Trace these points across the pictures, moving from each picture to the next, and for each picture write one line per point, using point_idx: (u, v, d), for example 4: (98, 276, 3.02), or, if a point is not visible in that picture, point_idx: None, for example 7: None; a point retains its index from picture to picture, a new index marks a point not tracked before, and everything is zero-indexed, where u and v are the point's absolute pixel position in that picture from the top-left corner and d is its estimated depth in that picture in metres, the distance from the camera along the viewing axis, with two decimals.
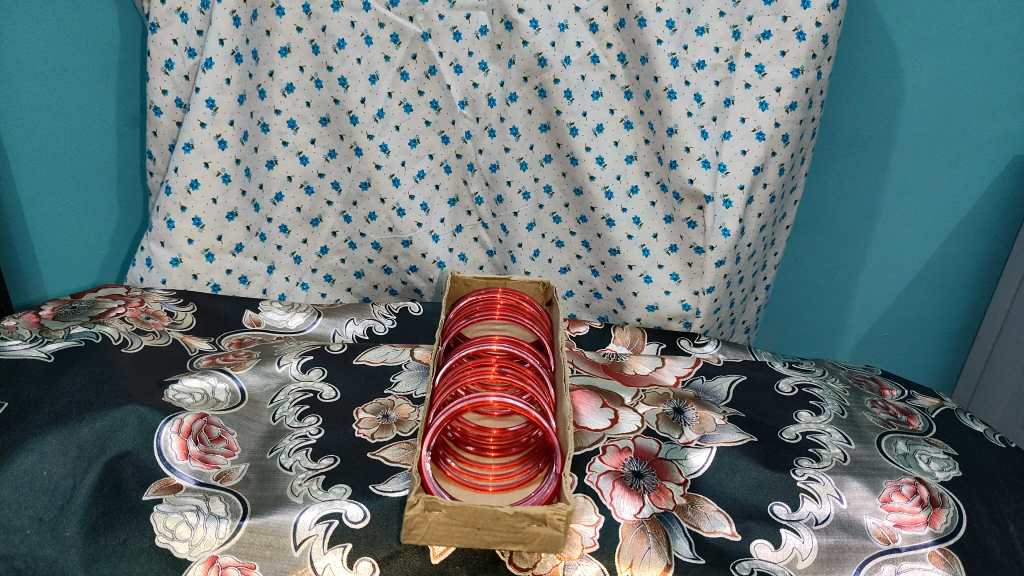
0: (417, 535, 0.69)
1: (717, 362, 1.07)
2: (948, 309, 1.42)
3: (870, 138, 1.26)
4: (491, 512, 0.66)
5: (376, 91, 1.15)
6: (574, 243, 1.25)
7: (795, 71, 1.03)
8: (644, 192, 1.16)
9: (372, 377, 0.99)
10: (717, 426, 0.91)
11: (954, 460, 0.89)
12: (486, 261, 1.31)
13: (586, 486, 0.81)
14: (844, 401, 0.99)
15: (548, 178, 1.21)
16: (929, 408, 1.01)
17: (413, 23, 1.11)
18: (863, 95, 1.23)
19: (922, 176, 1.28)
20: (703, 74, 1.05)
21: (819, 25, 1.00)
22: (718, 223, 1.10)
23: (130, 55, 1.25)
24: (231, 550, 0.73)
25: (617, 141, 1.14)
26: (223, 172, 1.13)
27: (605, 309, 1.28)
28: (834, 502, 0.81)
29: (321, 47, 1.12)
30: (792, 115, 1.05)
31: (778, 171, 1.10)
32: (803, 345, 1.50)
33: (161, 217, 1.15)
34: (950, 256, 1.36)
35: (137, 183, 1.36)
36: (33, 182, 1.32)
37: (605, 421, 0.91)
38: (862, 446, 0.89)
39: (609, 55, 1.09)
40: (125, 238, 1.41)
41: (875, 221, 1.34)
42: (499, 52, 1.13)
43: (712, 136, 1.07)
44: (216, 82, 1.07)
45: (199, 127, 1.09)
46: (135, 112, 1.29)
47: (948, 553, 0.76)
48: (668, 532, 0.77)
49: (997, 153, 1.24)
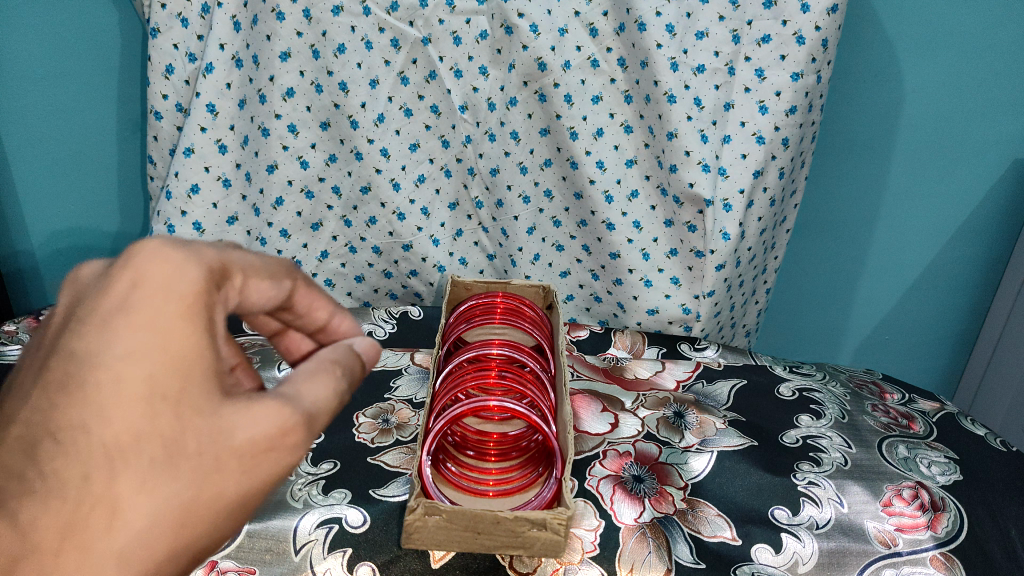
0: (417, 539, 0.69)
1: (717, 366, 1.07)
2: (948, 313, 1.42)
3: (870, 141, 1.26)
4: (491, 516, 0.66)
5: (376, 95, 1.15)
6: (574, 247, 1.26)
7: (795, 75, 1.02)
8: (644, 195, 1.17)
9: (372, 382, 0.99)
10: (717, 430, 0.91)
11: (955, 464, 0.89)
12: (486, 265, 1.32)
13: (586, 491, 0.81)
14: (844, 405, 0.99)
15: (548, 181, 1.22)
16: (930, 412, 1.01)
17: (413, 27, 1.10)
18: (864, 98, 1.23)
19: (923, 179, 1.28)
20: (703, 78, 1.05)
21: (819, 28, 0.99)
22: (719, 226, 1.10)
23: (131, 61, 1.24)
24: (231, 555, 0.72)
25: (617, 145, 1.15)
26: (223, 176, 1.13)
27: (606, 313, 1.28)
28: (835, 506, 0.80)
29: (322, 51, 1.12)
30: (791, 119, 1.05)
31: (778, 175, 1.10)
32: (804, 348, 1.51)
33: (161, 222, 1.14)
34: (951, 259, 1.36)
35: (138, 188, 1.36)
36: (34, 187, 1.32)
37: (606, 426, 0.92)
38: (862, 450, 0.89)
39: (609, 60, 1.09)
40: (126, 242, 1.41)
41: (875, 225, 1.34)
42: (499, 57, 1.13)
43: (712, 140, 1.07)
44: (217, 87, 1.06)
45: (199, 131, 1.08)
46: (136, 116, 1.29)
47: (950, 558, 0.76)
48: (669, 537, 0.76)
49: (997, 157, 1.24)
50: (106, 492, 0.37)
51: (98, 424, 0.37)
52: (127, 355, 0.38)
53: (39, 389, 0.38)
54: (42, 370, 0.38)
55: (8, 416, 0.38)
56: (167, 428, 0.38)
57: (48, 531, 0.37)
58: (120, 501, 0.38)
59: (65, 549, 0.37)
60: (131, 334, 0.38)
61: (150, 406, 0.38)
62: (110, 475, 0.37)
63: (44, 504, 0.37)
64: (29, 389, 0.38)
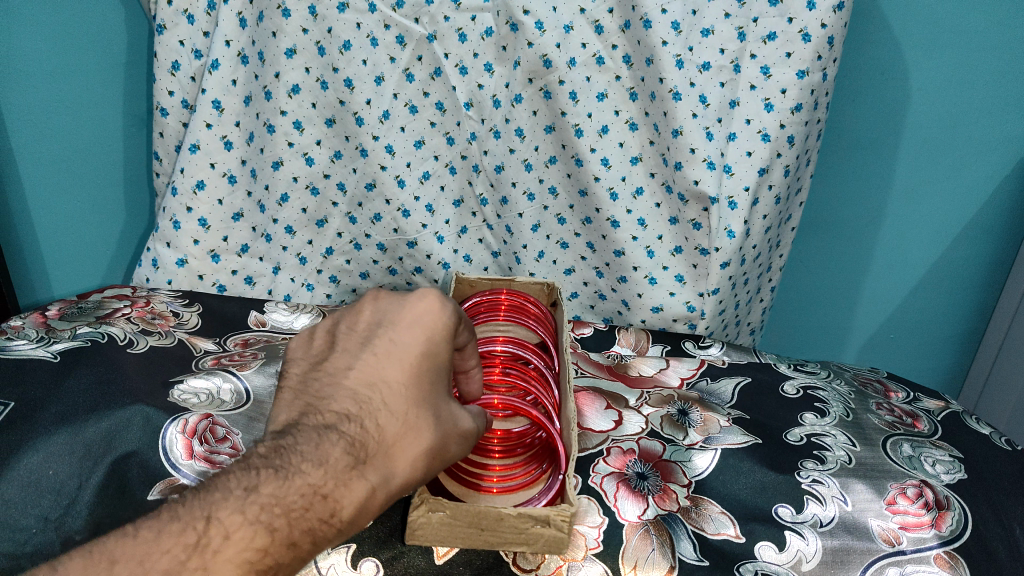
0: (421, 535, 0.69)
1: (722, 363, 1.07)
2: (954, 311, 1.41)
3: (876, 138, 1.26)
4: (495, 512, 0.67)
5: (381, 92, 1.15)
6: (579, 244, 1.26)
7: (801, 72, 1.02)
8: (649, 193, 1.17)
9: None
10: (722, 428, 0.91)
11: (960, 463, 0.89)
12: (491, 262, 1.32)
13: (590, 487, 0.81)
14: (849, 403, 0.99)
15: (553, 179, 1.22)
16: (935, 411, 1.01)
17: (419, 24, 1.11)
18: (869, 95, 1.22)
19: (929, 177, 1.28)
20: (709, 75, 1.05)
21: (825, 26, 0.99)
22: (724, 224, 1.10)
23: (137, 57, 1.26)
24: None
25: (622, 142, 1.14)
26: (229, 172, 1.13)
27: (610, 310, 1.28)
28: (839, 504, 0.80)
29: (327, 48, 1.12)
30: (797, 116, 1.05)
31: (783, 173, 1.10)
32: (809, 347, 1.51)
33: (167, 218, 1.15)
34: (957, 257, 1.35)
35: (144, 184, 1.37)
36: (40, 184, 1.32)
37: (610, 423, 0.92)
38: (867, 449, 0.89)
39: (614, 57, 1.09)
40: (131, 238, 1.42)
41: (881, 223, 1.34)
42: (505, 54, 1.12)
43: (717, 138, 1.07)
44: (222, 84, 1.07)
45: (205, 128, 1.09)
46: (142, 112, 1.30)
47: (954, 556, 0.75)
48: (673, 534, 0.76)
49: (1003, 156, 1.24)
50: (413, 425, 0.55)
51: (411, 382, 0.57)
52: (425, 346, 0.58)
53: (370, 353, 0.58)
54: (368, 343, 0.58)
55: (344, 366, 0.57)
56: (437, 401, 0.58)
57: (386, 432, 0.54)
58: (416, 430, 0.55)
59: (391, 450, 0.54)
60: (432, 335, 0.58)
61: (434, 382, 0.58)
62: (418, 413, 0.56)
63: (382, 415, 0.55)
64: (359, 352, 0.58)
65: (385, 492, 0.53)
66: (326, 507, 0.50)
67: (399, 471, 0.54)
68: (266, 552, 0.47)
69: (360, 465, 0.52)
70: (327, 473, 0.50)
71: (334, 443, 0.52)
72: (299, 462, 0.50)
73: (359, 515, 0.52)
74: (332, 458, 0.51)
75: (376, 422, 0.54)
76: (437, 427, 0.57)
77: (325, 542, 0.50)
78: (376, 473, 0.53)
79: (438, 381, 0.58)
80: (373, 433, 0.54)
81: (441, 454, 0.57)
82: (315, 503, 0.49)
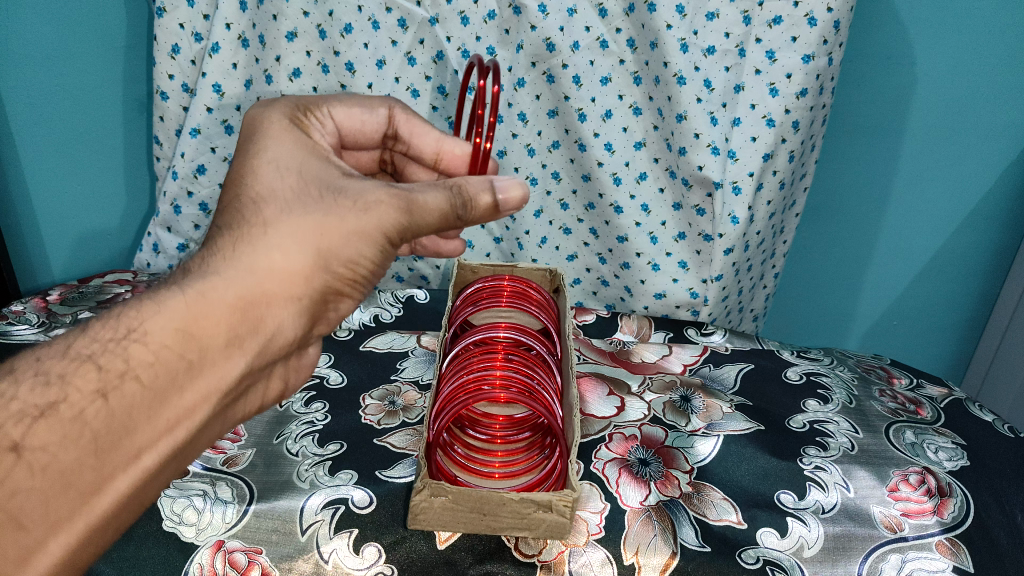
0: (421, 520, 0.70)
1: (724, 350, 1.07)
2: (957, 298, 1.41)
3: (881, 124, 1.25)
4: (497, 498, 0.66)
5: (383, 76, 1.15)
6: (582, 230, 1.27)
7: (806, 57, 1.00)
8: (652, 178, 1.17)
9: (379, 364, 1.00)
10: (724, 414, 0.91)
11: (962, 450, 0.88)
12: (493, 249, 1.31)
13: (592, 473, 0.81)
14: (852, 390, 0.99)
15: (556, 164, 1.22)
16: (938, 398, 1.00)
17: (421, 7, 1.08)
18: (876, 80, 1.21)
19: (933, 163, 1.27)
20: (713, 59, 1.04)
21: (830, 10, 0.97)
22: (728, 210, 1.10)
23: (136, 39, 1.24)
24: (237, 535, 0.72)
25: (626, 128, 1.14)
26: (229, 157, 1.15)
27: (613, 296, 1.30)
28: (841, 491, 0.80)
29: (328, 32, 1.10)
30: (803, 101, 1.03)
31: (787, 159, 1.08)
32: (813, 333, 1.51)
33: (168, 203, 1.17)
34: (961, 244, 1.35)
35: (144, 169, 1.36)
36: (41, 169, 1.32)
37: (612, 409, 0.92)
38: (869, 435, 0.89)
39: (618, 41, 1.08)
40: (133, 222, 1.41)
41: (885, 210, 1.33)
42: (508, 37, 1.11)
43: (721, 123, 1.06)
44: (223, 67, 1.06)
45: (206, 112, 1.09)
46: (142, 97, 1.29)
47: (955, 542, 0.75)
48: (674, 520, 0.76)
49: (1009, 143, 1.23)
50: (262, 217, 0.53)
51: (257, 189, 0.56)
52: (273, 158, 0.58)
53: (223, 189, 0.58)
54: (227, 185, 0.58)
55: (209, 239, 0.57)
56: (322, 187, 0.57)
57: (225, 247, 0.52)
58: (270, 219, 0.53)
59: (230, 253, 0.52)
60: (277, 145, 0.59)
61: (317, 174, 0.58)
62: (264, 208, 0.54)
63: (221, 236, 0.53)
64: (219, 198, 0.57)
65: (232, 292, 0.50)
66: (131, 332, 0.48)
67: (252, 269, 0.51)
68: (11, 398, 0.45)
69: (183, 280, 0.51)
70: (134, 305, 0.49)
71: (152, 288, 0.51)
72: (98, 325, 0.49)
73: (202, 328, 0.49)
74: (159, 287, 0.51)
75: (224, 233, 0.53)
76: (309, 211, 0.55)
77: (137, 365, 0.47)
78: (199, 282, 0.50)
79: (314, 179, 0.57)
80: (204, 258, 0.52)
81: (330, 243, 0.54)
82: (110, 325, 0.48)
